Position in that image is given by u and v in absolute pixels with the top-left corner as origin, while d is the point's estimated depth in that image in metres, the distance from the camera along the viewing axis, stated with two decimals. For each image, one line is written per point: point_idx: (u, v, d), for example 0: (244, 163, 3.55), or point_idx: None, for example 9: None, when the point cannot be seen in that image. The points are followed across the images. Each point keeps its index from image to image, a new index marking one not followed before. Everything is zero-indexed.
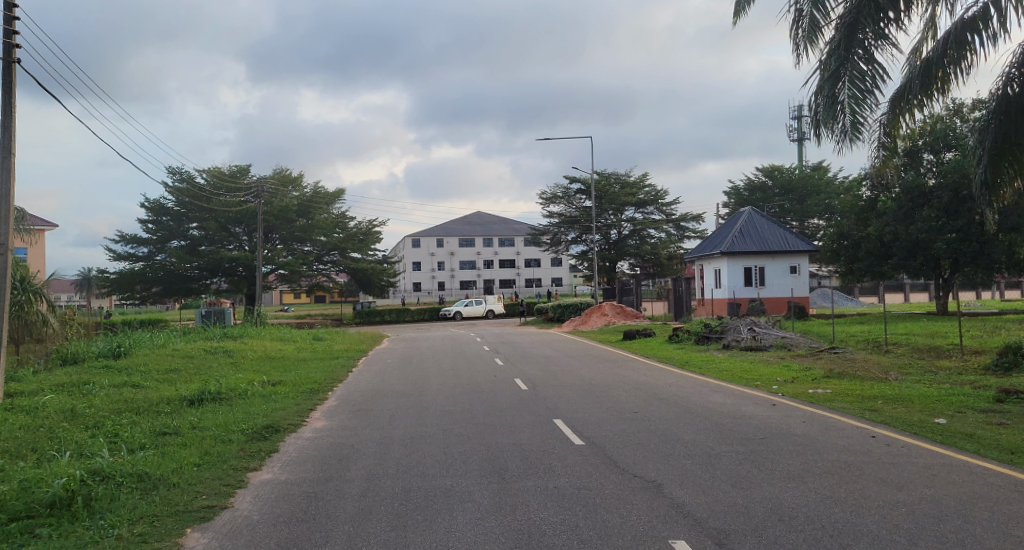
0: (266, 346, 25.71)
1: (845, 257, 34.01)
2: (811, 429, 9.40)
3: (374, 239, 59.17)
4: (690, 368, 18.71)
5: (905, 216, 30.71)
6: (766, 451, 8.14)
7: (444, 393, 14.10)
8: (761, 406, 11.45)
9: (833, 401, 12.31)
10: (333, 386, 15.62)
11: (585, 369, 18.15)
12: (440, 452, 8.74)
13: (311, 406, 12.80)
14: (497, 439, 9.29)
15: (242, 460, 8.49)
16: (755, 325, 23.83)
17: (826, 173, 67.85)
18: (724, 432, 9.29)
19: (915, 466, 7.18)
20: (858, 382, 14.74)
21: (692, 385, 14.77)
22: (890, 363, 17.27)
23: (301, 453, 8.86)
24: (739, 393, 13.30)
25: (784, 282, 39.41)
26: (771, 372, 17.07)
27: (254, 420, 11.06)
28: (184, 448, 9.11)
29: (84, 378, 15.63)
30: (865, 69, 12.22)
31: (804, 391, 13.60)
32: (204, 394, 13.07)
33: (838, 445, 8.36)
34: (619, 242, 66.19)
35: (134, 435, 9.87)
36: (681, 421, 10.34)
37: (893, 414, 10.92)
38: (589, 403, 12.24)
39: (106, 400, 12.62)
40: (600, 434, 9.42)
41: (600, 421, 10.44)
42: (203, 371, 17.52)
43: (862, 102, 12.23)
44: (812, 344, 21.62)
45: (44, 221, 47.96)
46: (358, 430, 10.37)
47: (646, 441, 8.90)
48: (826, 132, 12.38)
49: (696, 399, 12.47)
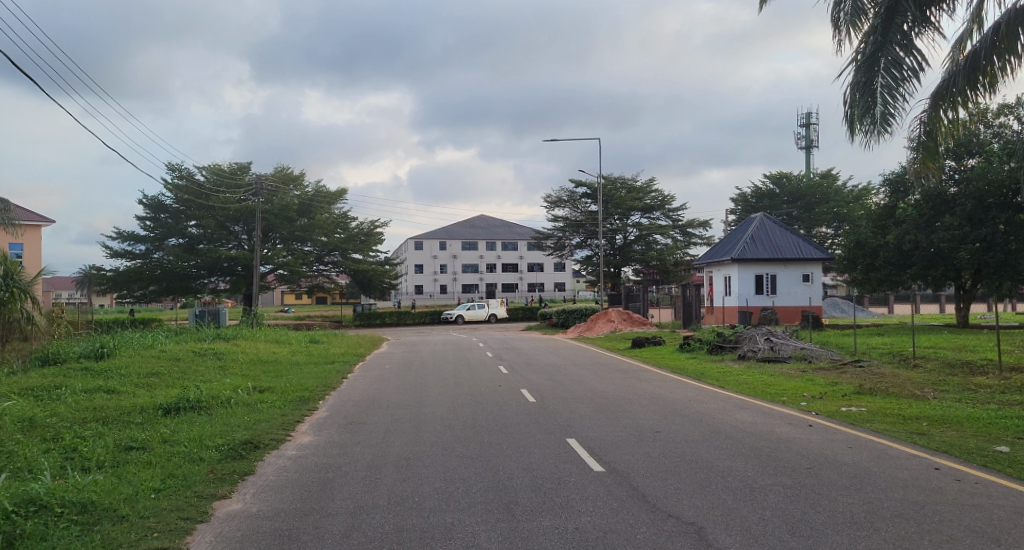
0: (259, 349, 24.51)
1: (861, 266, 32.57)
2: (862, 456, 8.26)
3: (376, 240, 57.97)
4: (706, 381, 17.52)
5: (925, 225, 29.51)
6: (817, 485, 7.02)
7: (443, 404, 13.03)
8: (796, 427, 10.30)
9: (873, 422, 11.11)
10: (325, 395, 14.45)
11: (596, 380, 16.99)
12: (441, 477, 7.64)
13: (298, 417, 11.65)
14: (505, 463, 8.20)
15: (209, 484, 7.36)
16: (772, 335, 22.63)
17: (834, 181, 66.69)
18: (763, 459, 8.19)
19: (1003, 511, 6.02)
20: (894, 399, 13.55)
21: (713, 399, 13.59)
22: (924, 379, 16.07)
23: (279, 477, 7.73)
24: (767, 409, 12.16)
25: (795, 290, 38.22)
26: (795, 386, 15.90)
27: (233, 434, 9.93)
28: (146, 469, 7.96)
29: (56, 382, 14.49)
30: (902, 56, 11.11)
31: (837, 410, 12.41)
32: (182, 402, 11.95)
33: (898, 478, 7.21)
34: (624, 248, 65.10)
35: (92, 452, 8.75)
36: (710, 442, 9.22)
37: (946, 440, 9.72)
38: (606, 420, 11.13)
39: (70, 408, 11.47)
40: (622, 460, 8.34)
41: (619, 442, 9.36)
42: (187, 375, 16.38)
43: (896, 92, 11.07)
44: (834, 356, 20.45)
45: (40, 217, 47.05)
46: (347, 447, 9.29)
47: (676, 469, 7.82)
48: (855, 127, 11.28)
49: (723, 417, 11.32)
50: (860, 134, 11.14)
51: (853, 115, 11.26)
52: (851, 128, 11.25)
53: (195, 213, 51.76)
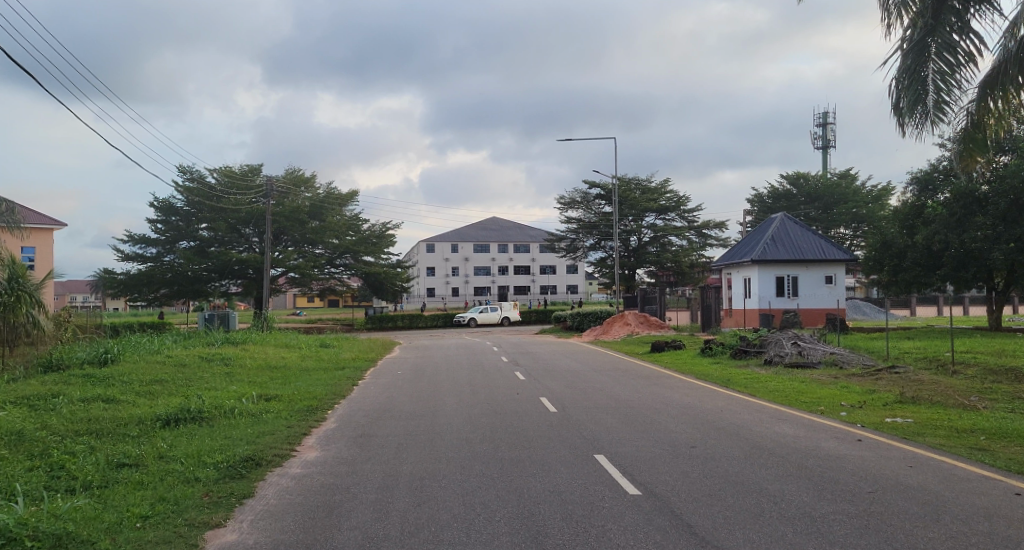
0: (267, 353, 23.83)
1: (889, 268, 31.46)
2: (928, 478, 7.39)
3: (388, 242, 57.22)
4: (735, 388, 16.64)
5: (957, 225, 28.45)
6: (887, 513, 6.19)
7: (459, 415, 12.26)
8: (845, 442, 9.42)
9: (925, 436, 10.21)
10: (334, 404, 13.69)
11: (617, 387, 16.17)
12: (460, 502, 6.88)
13: (304, 429, 10.93)
14: (530, 485, 7.43)
15: (202, 510, 6.62)
16: (799, 339, 21.73)
17: (853, 181, 65.48)
18: (818, 481, 7.36)
19: None
20: (941, 410, 12.62)
21: (747, 409, 12.71)
22: (967, 387, 15.13)
23: (281, 501, 6.98)
24: (806, 421, 11.32)
25: (818, 293, 37.20)
26: (831, 395, 14.99)
27: (234, 449, 9.19)
28: (134, 492, 7.21)
29: (53, 390, 13.87)
30: (957, 39, 10.36)
31: (881, 421, 11.51)
32: (182, 413, 11.26)
33: (978, 506, 6.34)
34: (639, 250, 64.12)
35: (80, 471, 8.02)
36: (753, 460, 8.38)
37: (1012, 457, 8.80)
38: (636, 434, 10.33)
39: (64, 420, 10.80)
40: (659, 481, 7.55)
41: (652, 460, 8.58)
42: (192, 382, 15.69)
43: (950, 78, 10.36)
44: (866, 362, 19.54)
45: (51, 221, 46.83)
46: (356, 465, 8.54)
47: (722, 494, 7.02)
48: (903, 119, 10.59)
49: (760, 430, 10.47)
50: (908, 127, 10.48)
51: (900, 107, 10.57)
52: (899, 119, 10.57)
53: (206, 215, 51.34)
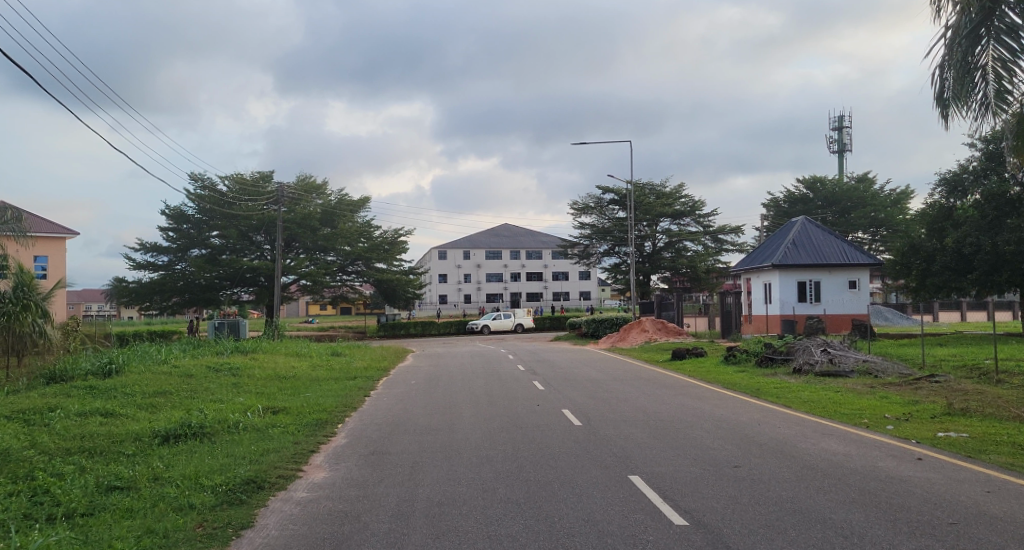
0: (277, 362, 23.15)
1: (917, 271, 30.05)
2: (1012, 505, 6.56)
3: (400, 249, 56.67)
4: (766, 399, 15.74)
5: (988, 227, 27.63)
6: None
7: (477, 429, 11.48)
8: (904, 462, 8.54)
9: (988, 453, 9.31)
10: (345, 417, 12.96)
11: (643, 397, 15.32)
12: (483, 535, 6.07)
13: (312, 446, 10.17)
14: (563, 514, 6.63)
15: (193, 544, 5.87)
16: (828, 346, 20.75)
17: (871, 184, 64.30)
18: (885, 508, 6.53)
19: None
20: (995, 423, 11.72)
21: (786, 422, 11.86)
22: (1017, 397, 14.20)
23: (284, 532, 6.22)
24: (853, 436, 10.47)
25: (842, 298, 36.19)
26: (871, 406, 14.08)
27: (235, 470, 8.44)
28: (121, 522, 6.48)
29: (51, 403, 13.18)
30: (1018, 21, 9.44)
31: (933, 436, 10.63)
32: (182, 428, 10.53)
33: None
34: (653, 255, 63.19)
35: (66, 496, 7.30)
36: (806, 484, 7.53)
37: None
38: (672, 451, 9.48)
39: (56, 437, 10.11)
40: (707, 508, 6.75)
41: (691, 482, 7.76)
42: (198, 394, 15.01)
43: (1011, 65, 9.48)
44: (902, 370, 18.61)
45: (64, 230, 46.47)
46: (367, 488, 7.77)
47: (781, 525, 6.18)
48: (950, 110, 9.80)
49: (805, 447, 9.60)
50: (951, 117, 9.79)
51: (945, 98, 9.79)
52: (943, 108, 9.83)
53: (217, 222, 50.84)
